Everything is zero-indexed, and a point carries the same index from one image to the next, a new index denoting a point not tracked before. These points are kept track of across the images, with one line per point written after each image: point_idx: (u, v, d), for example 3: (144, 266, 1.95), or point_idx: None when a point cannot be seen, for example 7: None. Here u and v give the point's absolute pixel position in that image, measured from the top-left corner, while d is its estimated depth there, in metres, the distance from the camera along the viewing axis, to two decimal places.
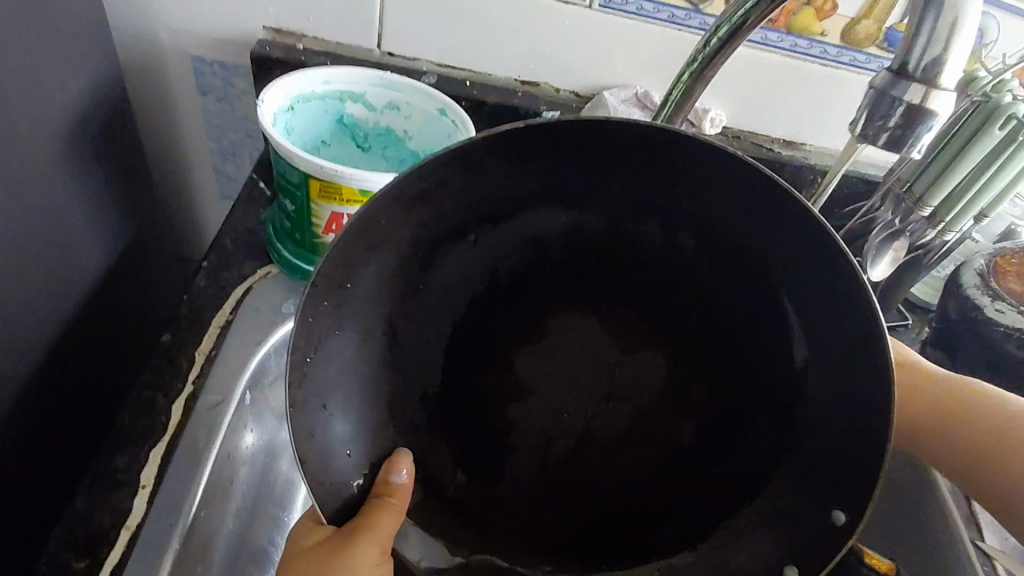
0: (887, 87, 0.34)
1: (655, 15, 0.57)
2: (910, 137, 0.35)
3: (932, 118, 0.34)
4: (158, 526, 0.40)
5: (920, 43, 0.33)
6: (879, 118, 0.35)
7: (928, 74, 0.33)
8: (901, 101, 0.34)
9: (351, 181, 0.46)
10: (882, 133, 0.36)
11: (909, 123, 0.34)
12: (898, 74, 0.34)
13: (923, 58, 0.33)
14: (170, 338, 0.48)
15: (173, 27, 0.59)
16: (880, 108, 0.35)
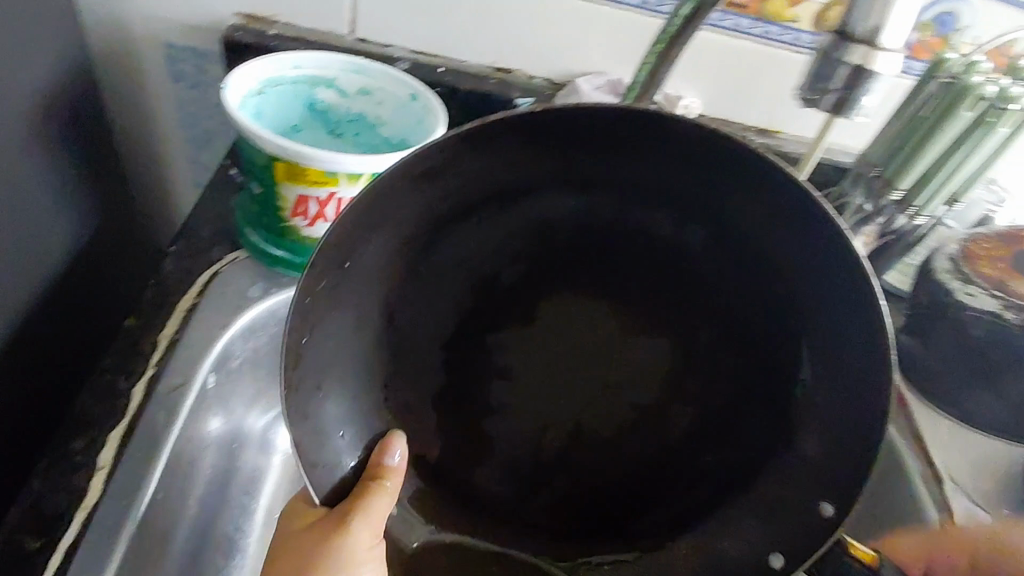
0: (831, 50, 0.36)
1: (627, 2, 0.57)
2: (854, 97, 0.36)
3: (873, 79, 0.35)
4: (114, 508, 0.40)
5: (862, 6, 0.34)
6: (823, 80, 0.37)
7: (870, 36, 0.34)
8: (844, 62, 0.35)
9: (316, 163, 0.46)
10: (829, 95, 0.37)
11: (853, 83, 0.36)
12: (842, 37, 0.35)
13: (865, 20, 0.34)
14: (133, 321, 0.48)
15: (144, 11, 0.59)
16: (825, 69, 0.36)
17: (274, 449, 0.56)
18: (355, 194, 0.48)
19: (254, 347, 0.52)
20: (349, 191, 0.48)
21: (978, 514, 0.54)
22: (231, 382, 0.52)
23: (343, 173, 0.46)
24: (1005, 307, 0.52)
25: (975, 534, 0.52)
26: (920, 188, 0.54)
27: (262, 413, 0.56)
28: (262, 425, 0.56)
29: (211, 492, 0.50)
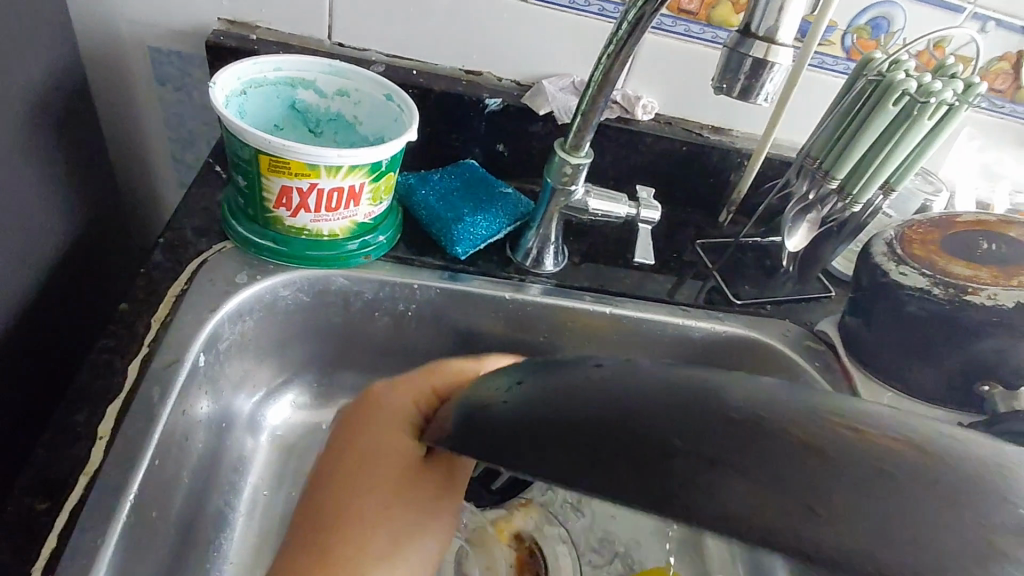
0: (736, 45, 0.38)
1: (586, 9, 0.62)
2: (757, 87, 0.38)
3: (772, 71, 0.37)
4: (114, 473, 0.42)
5: (760, 6, 0.36)
6: (730, 72, 0.38)
7: (769, 33, 0.36)
8: (747, 57, 0.37)
9: (299, 156, 0.49)
10: (736, 85, 0.39)
11: (755, 75, 0.38)
12: (744, 34, 0.37)
13: (763, 19, 0.36)
14: (128, 306, 0.51)
15: (133, 18, 0.63)
16: (731, 64, 0.38)
17: (260, 429, 0.61)
18: (335, 185, 0.52)
19: (241, 332, 0.56)
20: (329, 183, 0.51)
21: None
22: (220, 364, 0.55)
23: (324, 166, 0.50)
24: (933, 284, 0.56)
25: None
26: (856, 177, 0.59)
27: (249, 396, 0.60)
28: (250, 408, 0.60)
29: (203, 468, 0.53)
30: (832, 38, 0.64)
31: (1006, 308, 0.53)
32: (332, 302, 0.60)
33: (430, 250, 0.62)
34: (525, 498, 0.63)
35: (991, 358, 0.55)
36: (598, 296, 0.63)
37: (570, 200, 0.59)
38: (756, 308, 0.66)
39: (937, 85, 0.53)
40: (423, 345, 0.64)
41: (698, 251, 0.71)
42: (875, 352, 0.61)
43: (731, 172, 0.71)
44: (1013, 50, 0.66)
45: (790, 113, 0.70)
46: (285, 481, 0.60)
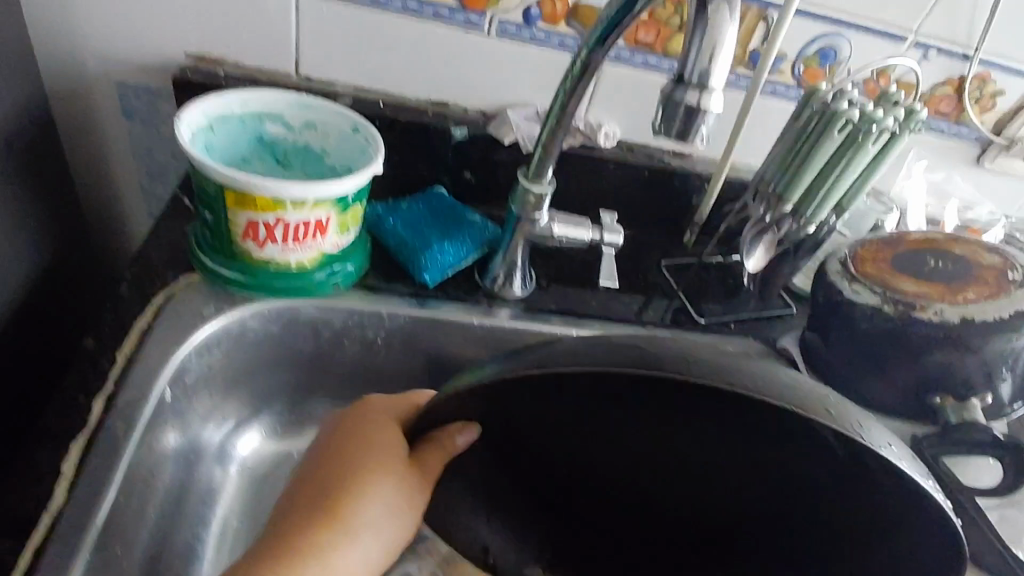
0: (671, 93, 0.40)
1: (547, 41, 0.64)
2: (693, 132, 0.40)
3: (706, 116, 0.39)
4: (79, 511, 0.42)
5: (692, 55, 0.38)
6: (666, 117, 0.40)
7: (702, 79, 0.38)
8: (682, 104, 0.39)
9: (264, 189, 0.50)
10: (673, 127, 0.40)
11: (691, 120, 0.39)
12: (678, 82, 0.39)
13: (696, 66, 0.38)
14: (93, 342, 0.51)
15: (101, 55, 0.64)
16: (668, 110, 0.40)
17: (230, 460, 0.61)
18: (302, 218, 0.53)
19: (208, 364, 0.56)
20: (296, 216, 0.52)
21: None
22: (186, 397, 0.55)
23: (289, 199, 0.51)
24: (884, 302, 0.58)
25: None
26: (809, 201, 0.62)
27: (217, 428, 0.60)
28: (218, 439, 0.60)
29: (170, 503, 0.52)
30: (783, 67, 0.67)
31: (954, 325, 0.55)
32: (301, 331, 0.60)
33: (399, 278, 0.63)
34: None
35: (940, 372, 0.57)
36: (565, 319, 0.64)
37: (535, 227, 0.61)
38: (720, 327, 0.68)
39: (878, 113, 0.56)
40: (394, 372, 0.65)
41: (663, 272, 0.72)
42: (831, 368, 0.62)
43: (693, 196, 0.73)
44: (955, 75, 0.69)
45: (747, 138, 0.73)
46: (255, 513, 0.60)
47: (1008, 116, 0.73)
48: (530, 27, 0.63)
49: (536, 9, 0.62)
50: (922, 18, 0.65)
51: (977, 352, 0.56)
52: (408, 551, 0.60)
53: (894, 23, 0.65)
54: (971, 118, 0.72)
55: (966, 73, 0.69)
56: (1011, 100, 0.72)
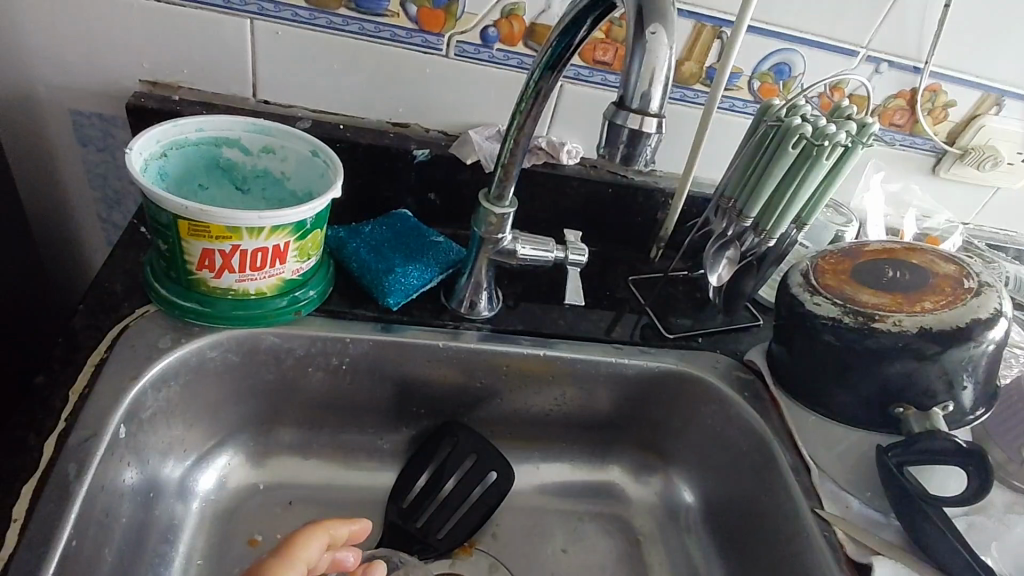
0: (613, 117, 0.39)
1: (505, 62, 0.64)
2: (637, 155, 0.40)
3: (648, 139, 0.39)
4: (28, 558, 0.41)
5: (631, 80, 0.38)
6: (609, 142, 0.40)
7: (643, 102, 0.38)
8: (624, 127, 0.39)
9: (218, 218, 0.49)
10: (617, 152, 0.40)
11: (633, 142, 0.39)
12: (619, 106, 0.39)
13: (636, 90, 0.38)
14: (44, 379, 0.50)
15: (51, 82, 0.62)
16: (610, 135, 0.40)
17: (191, 495, 0.59)
18: (258, 245, 0.52)
19: (166, 398, 0.55)
20: (252, 243, 0.51)
21: (848, 497, 0.58)
22: (143, 433, 0.53)
23: (245, 227, 0.50)
24: (845, 313, 0.59)
25: (841, 516, 0.57)
26: (768, 214, 0.62)
27: (179, 461, 0.58)
28: (180, 472, 0.58)
29: (128, 542, 0.51)
30: (739, 83, 0.68)
31: (910, 334, 0.56)
32: (263, 360, 0.59)
33: (364, 302, 0.62)
34: (468, 545, 0.64)
35: (902, 381, 0.58)
36: (533, 339, 0.64)
37: (499, 247, 0.60)
38: (688, 341, 0.68)
39: (830, 129, 0.57)
40: (360, 397, 0.64)
41: (630, 287, 0.72)
42: (797, 379, 0.63)
43: (658, 211, 0.74)
44: (906, 88, 0.71)
45: (708, 153, 0.74)
46: (221, 547, 0.58)
47: (960, 127, 0.75)
48: (488, 49, 0.63)
49: (494, 30, 0.62)
50: (871, 33, 0.67)
51: (936, 360, 0.56)
52: None
53: (846, 38, 0.66)
54: (925, 130, 0.74)
55: (917, 86, 0.70)
56: (962, 112, 0.73)
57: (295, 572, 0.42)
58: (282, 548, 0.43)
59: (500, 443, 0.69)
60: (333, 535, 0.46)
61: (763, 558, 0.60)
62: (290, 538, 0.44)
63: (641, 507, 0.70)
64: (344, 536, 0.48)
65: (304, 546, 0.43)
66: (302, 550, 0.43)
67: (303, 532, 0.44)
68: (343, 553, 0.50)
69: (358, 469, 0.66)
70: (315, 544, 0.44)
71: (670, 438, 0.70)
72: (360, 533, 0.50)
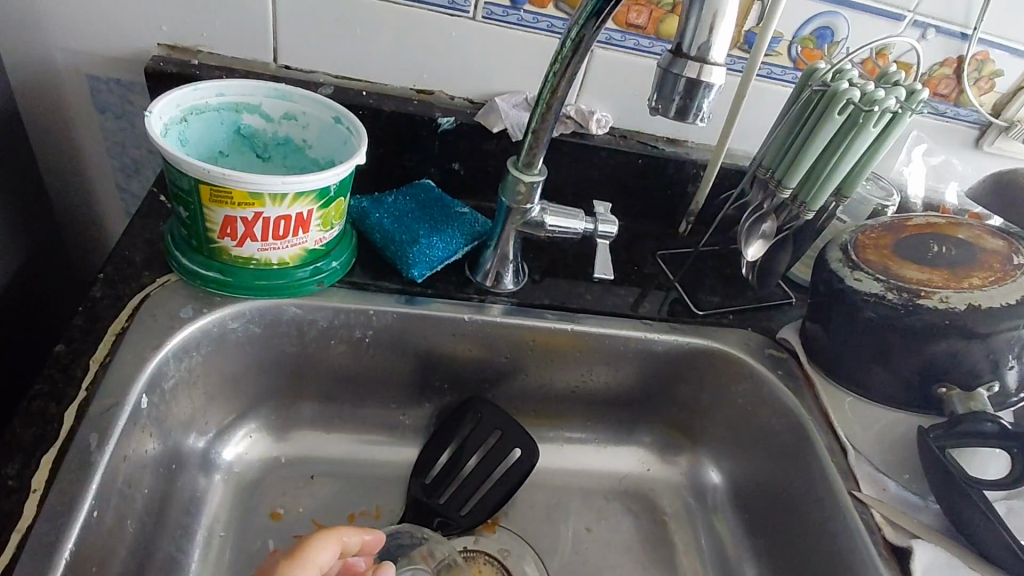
0: (669, 66, 0.37)
1: (535, 25, 0.62)
2: (692, 107, 0.38)
3: (707, 91, 0.37)
4: (48, 529, 0.40)
5: (691, 27, 0.36)
6: (664, 93, 0.38)
7: (702, 51, 0.36)
8: (681, 77, 0.37)
9: (241, 184, 0.48)
10: (672, 105, 0.38)
11: (690, 93, 0.37)
12: (676, 54, 0.37)
13: (695, 38, 0.36)
14: (64, 348, 0.49)
15: (68, 46, 0.60)
16: (665, 85, 0.38)
17: (214, 467, 0.58)
18: (282, 213, 0.50)
19: (188, 368, 0.54)
20: (275, 211, 0.50)
21: (886, 480, 0.57)
22: (166, 404, 0.52)
23: (268, 194, 0.48)
24: (888, 289, 0.56)
25: (879, 499, 0.55)
26: (808, 185, 0.60)
27: (200, 434, 0.58)
28: (202, 445, 0.58)
29: (150, 514, 0.50)
30: (778, 49, 0.65)
31: (958, 311, 0.54)
32: (285, 331, 0.58)
33: (386, 274, 0.61)
34: (492, 522, 0.63)
35: (946, 360, 0.56)
36: (560, 314, 0.62)
37: (527, 218, 0.59)
38: (719, 318, 0.66)
39: (879, 93, 0.54)
40: (382, 371, 0.62)
41: (658, 262, 0.70)
42: (834, 357, 0.61)
43: (689, 184, 0.71)
44: (953, 55, 0.67)
45: (743, 122, 0.71)
46: (243, 520, 0.58)
47: (1008, 97, 0.71)
48: (517, 11, 0.61)
49: None
50: None
51: (984, 339, 0.54)
52: (402, 557, 0.57)
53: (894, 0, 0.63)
54: (970, 101, 0.70)
55: (965, 53, 0.67)
56: (1010, 82, 0.70)
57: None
58: (292, 552, 0.41)
59: (524, 420, 0.68)
60: (345, 544, 0.44)
61: (795, 541, 0.59)
62: (302, 541, 0.42)
63: (666, 487, 0.69)
64: (355, 546, 0.46)
65: (317, 551, 0.42)
66: (314, 555, 0.41)
67: (317, 537, 0.42)
68: (355, 557, 0.49)
69: (380, 444, 0.65)
70: (328, 551, 0.42)
71: (698, 417, 0.68)
72: (372, 543, 0.48)
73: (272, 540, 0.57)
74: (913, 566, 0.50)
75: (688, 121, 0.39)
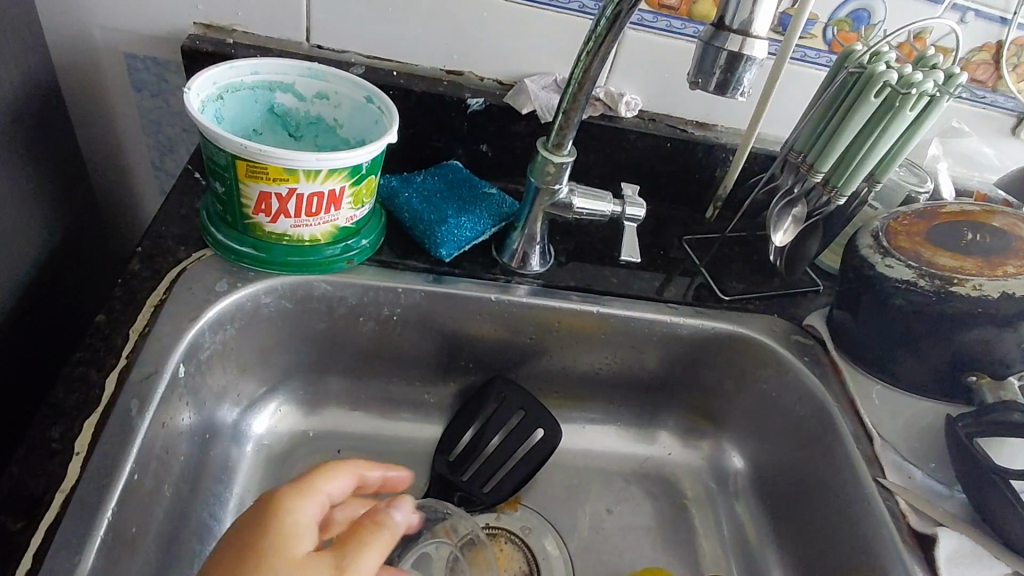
0: (710, 39, 0.37)
1: (566, 6, 0.62)
2: (733, 81, 0.38)
3: (748, 64, 0.37)
4: (91, 490, 0.41)
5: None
6: (704, 67, 0.38)
7: (744, 25, 0.36)
8: (723, 51, 0.37)
9: (276, 160, 0.49)
10: (712, 79, 0.38)
11: (731, 68, 0.37)
12: (718, 27, 0.37)
13: (737, 12, 0.36)
14: (104, 318, 0.50)
15: (107, 25, 0.62)
16: (706, 59, 0.38)
17: (245, 439, 0.60)
18: (315, 189, 0.51)
19: (223, 341, 0.55)
20: (309, 187, 0.51)
21: (911, 468, 0.56)
22: (202, 374, 0.54)
23: (302, 170, 0.49)
24: (919, 276, 0.55)
25: (905, 487, 0.55)
26: (841, 169, 0.59)
27: (232, 406, 0.59)
28: (235, 416, 0.59)
29: (186, 480, 0.52)
30: (813, 32, 0.64)
31: (992, 299, 0.53)
32: (315, 308, 0.59)
33: (414, 253, 0.61)
34: (514, 500, 0.63)
35: (977, 349, 0.55)
36: (585, 296, 0.62)
37: (555, 199, 0.59)
38: (745, 303, 0.66)
39: (918, 76, 0.53)
40: (409, 349, 0.63)
41: (685, 247, 0.70)
42: (862, 343, 0.61)
43: (717, 168, 0.71)
44: (992, 41, 0.66)
45: (774, 107, 0.70)
46: (273, 491, 0.59)
47: None
48: None
49: None
50: None
51: (1016, 329, 0.53)
52: (426, 531, 0.58)
53: None
54: (1008, 87, 0.69)
55: (1005, 38, 0.65)
56: None
57: (307, 500, 0.41)
58: (304, 480, 0.42)
59: (547, 402, 0.69)
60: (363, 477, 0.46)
61: (818, 526, 0.59)
62: (316, 470, 0.43)
63: (688, 470, 0.69)
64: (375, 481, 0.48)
65: (328, 480, 0.43)
66: (324, 484, 0.43)
67: (328, 467, 0.44)
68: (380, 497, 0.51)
69: (405, 421, 0.66)
70: (340, 480, 0.44)
71: (722, 402, 0.68)
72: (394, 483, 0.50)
73: None
74: (938, 553, 0.50)
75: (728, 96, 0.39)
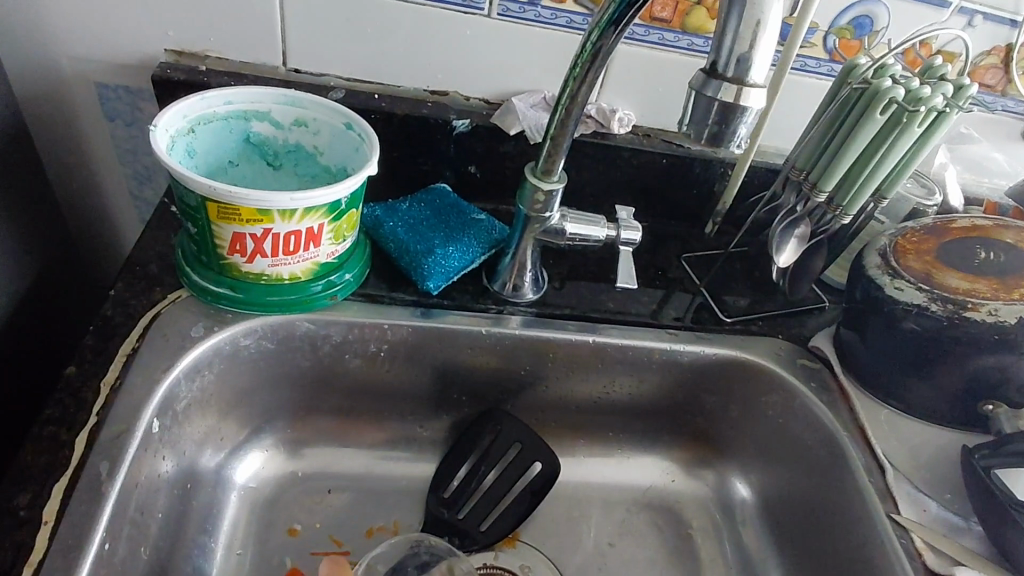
0: (702, 87, 0.37)
1: (553, 21, 0.59)
2: (729, 131, 0.38)
3: (743, 114, 0.37)
4: (58, 563, 0.39)
5: (727, 43, 0.35)
6: (697, 118, 0.38)
7: (739, 72, 0.36)
8: (715, 100, 0.36)
9: (247, 202, 0.46)
10: (705, 130, 0.38)
11: (725, 118, 0.37)
12: (710, 74, 0.37)
13: (731, 57, 0.35)
14: (74, 370, 0.48)
15: (74, 54, 0.59)
16: (699, 109, 0.38)
17: (229, 485, 0.58)
18: (291, 228, 0.48)
19: (200, 387, 0.52)
20: (284, 227, 0.48)
21: (925, 500, 0.54)
22: (180, 424, 0.51)
23: (276, 211, 0.47)
24: (931, 299, 0.53)
25: (920, 522, 0.52)
26: (846, 188, 0.56)
27: (215, 451, 0.57)
28: (217, 462, 0.57)
29: (165, 536, 0.49)
30: (814, 40, 0.61)
31: (1008, 325, 0.51)
32: (298, 346, 0.56)
33: (401, 285, 0.59)
34: (512, 537, 0.61)
35: (992, 374, 0.53)
36: (581, 324, 0.60)
37: (546, 226, 0.56)
38: (748, 325, 0.63)
39: (926, 91, 0.50)
40: (398, 384, 0.61)
41: (684, 266, 0.67)
42: (871, 368, 0.58)
43: (715, 183, 0.68)
44: (1002, 44, 0.63)
45: (774, 119, 0.67)
46: (260, 538, 0.57)
47: None
48: (535, 7, 0.58)
49: None
50: None
51: None
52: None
53: None
54: (1019, 91, 0.66)
55: (1015, 40, 0.62)
56: None
57: None
58: None
59: (544, 432, 0.66)
60: None
61: (829, 561, 0.56)
62: None
63: (692, 500, 0.66)
64: None
65: None
66: None
67: None
68: None
69: (397, 457, 0.64)
70: None
71: (725, 428, 0.65)
72: None
73: (289, 557, 0.56)
74: None
75: (723, 145, 0.39)
